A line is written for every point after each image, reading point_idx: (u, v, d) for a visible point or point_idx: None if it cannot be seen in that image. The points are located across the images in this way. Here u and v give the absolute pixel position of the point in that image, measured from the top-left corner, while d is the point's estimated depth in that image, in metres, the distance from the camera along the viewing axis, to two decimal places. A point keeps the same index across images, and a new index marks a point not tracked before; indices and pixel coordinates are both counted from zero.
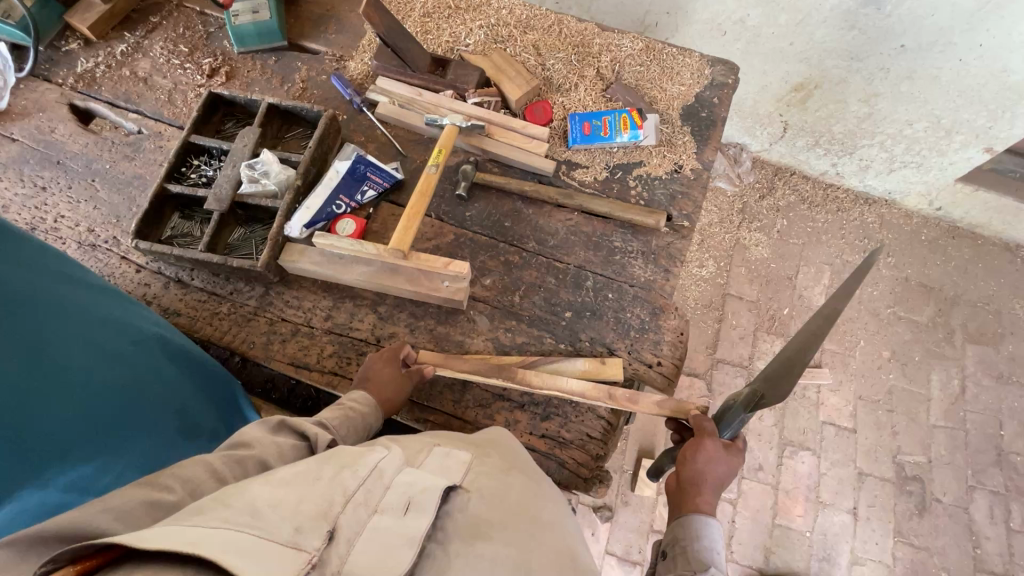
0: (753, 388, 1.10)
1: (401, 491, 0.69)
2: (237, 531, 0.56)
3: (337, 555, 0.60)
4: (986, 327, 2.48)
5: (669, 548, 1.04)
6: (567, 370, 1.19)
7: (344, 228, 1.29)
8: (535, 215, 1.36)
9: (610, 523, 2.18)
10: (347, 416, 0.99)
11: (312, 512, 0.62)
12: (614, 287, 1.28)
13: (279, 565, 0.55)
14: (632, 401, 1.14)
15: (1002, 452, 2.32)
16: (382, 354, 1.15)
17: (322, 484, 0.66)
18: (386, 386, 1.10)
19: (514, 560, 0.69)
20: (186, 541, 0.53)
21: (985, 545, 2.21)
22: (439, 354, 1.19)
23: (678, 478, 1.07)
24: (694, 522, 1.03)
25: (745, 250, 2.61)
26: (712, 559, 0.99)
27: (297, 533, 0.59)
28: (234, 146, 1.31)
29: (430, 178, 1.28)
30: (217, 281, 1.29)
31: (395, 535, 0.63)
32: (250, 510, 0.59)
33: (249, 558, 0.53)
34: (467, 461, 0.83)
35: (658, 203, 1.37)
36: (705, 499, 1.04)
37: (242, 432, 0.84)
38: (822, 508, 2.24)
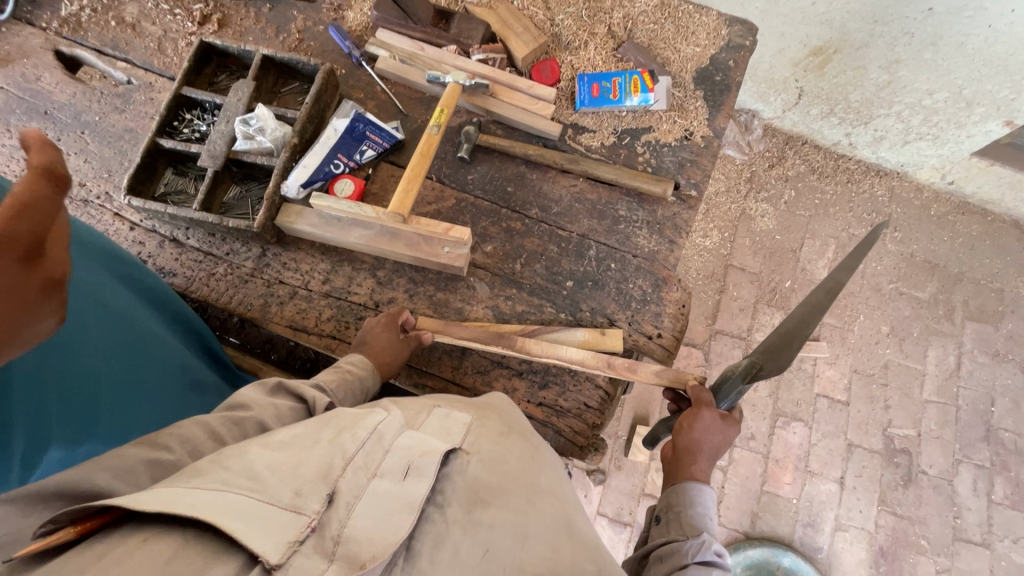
0: (751, 358, 1.08)
1: (401, 454, 0.68)
2: (236, 494, 0.57)
3: (336, 518, 0.60)
4: (987, 305, 2.48)
5: (663, 514, 1.05)
6: (567, 340, 1.18)
7: (343, 188, 1.25)
8: (539, 180, 1.33)
9: (603, 486, 2.23)
10: (344, 379, 0.99)
11: (311, 474, 0.62)
12: (617, 257, 1.26)
13: (279, 531, 0.55)
14: (631, 371, 1.13)
15: (990, 428, 2.36)
16: (381, 318, 1.14)
17: (321, 448, 0.66)
18: (384, 355, 1.09)
19: (513, 526, 0.70)
20: (182, 503, 0.53)
21: (966, 515, 2.27)
22: (439, 319, 1.18)
23: (675, 446, 1.07)
24: (689, 489, 1.03)
25: (751, 221, 2.57)
26: (706, 525, 1.00)
27: (297, 497, 0.60)
28: (227, 100, 1.25)
29: (431, 139, 1.24)
30: (212, 241, 1.26)
31: (394, 500, 0.63)
32: (249, 474, 0.59)
33: (248, 524, 0.54)
34: (467, 423, 0.82)
35: (666, 171, 1.33)
36: (700, 467, 1.06)
37: (241, 394, 0.84)
38: (811, 477, 2.29)
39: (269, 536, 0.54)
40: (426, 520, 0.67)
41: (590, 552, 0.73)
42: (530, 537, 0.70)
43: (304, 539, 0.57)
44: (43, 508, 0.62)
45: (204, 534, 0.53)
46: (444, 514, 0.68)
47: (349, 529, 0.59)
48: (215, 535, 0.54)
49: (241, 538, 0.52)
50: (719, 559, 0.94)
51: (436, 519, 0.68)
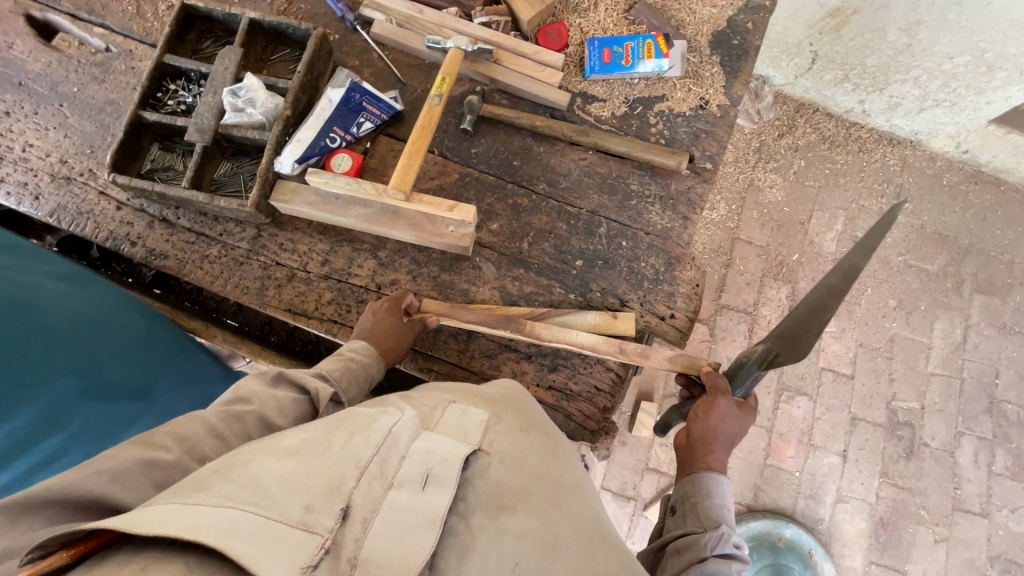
0: (768, 344, 1.05)
1: (419, 461, 0.66)
2: (242, 511, 0.53)
3: (352, 536, 0.58)
4: (996, 277, 2.44)
5: (678, 505, 1.03)
6: (577, 324, 1.14)
7: (340, 163, 1.18)
8: (546, 154, 1.26)
9: (607, 461, 2.24)
10: (347, 366, 0.95)
11: (322, 486, 0.59)
12: (629, 235, 1.21)
13: (289, 554, 0.52)
14: (643, 357, 1.11)
15: (994, 400, 2.36)
16: (382, 303, 1.09)
17: (333, 455, 0.62)
18: (389, 341, 1.05)
19: (541, 535, 0.66)
20: (182, 526, 0.50)
21: (966, 486, 2.29)
22: (445, 301, 1.14)
23: (689, 435, 1.06)
24: (705, 479, 1.01)
25: (759, 192, 2.50)
26: (723, 516, 0.98)
27: (307, 513, 0.56)
28: (214, 69, 1.17)
29: (432, 110, 1.17)
30: (205, 221, 1.19)
31: (413, 514, 0.61)
32: (256, 488, 0.56)
33: (254, 546, 0.50)
34: (485, 420, 0.80)
35: (680, 142, 1.26)
36: (716, 457, 1.04)
37: (241, 386, 0.81)
38: (813, 450, 2.30)
39: (278, 561, 0.50)
40: (449, 532, 0.65)
41: (620, 557, 0.70)
42: (560, 548, 0.66)
43: (317, 564, 0.53)
44: (34, 515, 0.59)
45: (207, 560, 0.51)
46: (468, 525, 0.66)
47: (366, 552, 0.57)
48: (221, 561, 0.52)
49: (247, 563, 0.48)
50: (737, 551, 0.94)
51: (460, 530, 0.65)
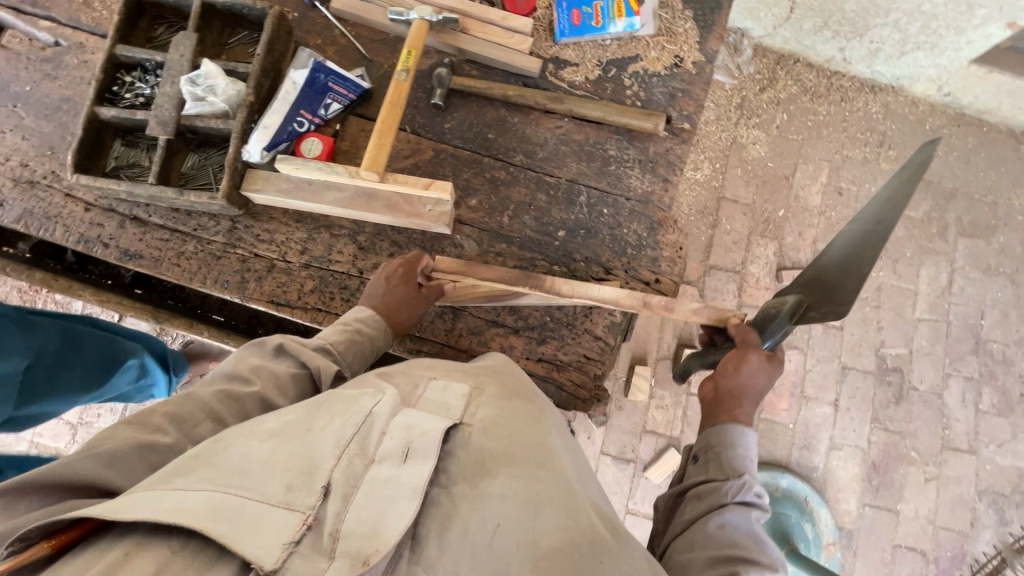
0: (799, 298, 1.06)
1: (399, 436, 0.69)
2: (221, 495, 0.60)
3: (333, 514, 0.62)
4: (980, 219, 2.46)
5: (701, 454, 1.05)
6: None
7: (311, 148, 1.15)
8: (521, 124, 1.23)
9: (605, 427, 2.28)
10: (353, 341, 0.96)
11: (301, 467, 0.64)
12: (609, 202, 1.20)
13: (269, 532, 0.58)
14: (667, 310, 1.05)
15: (980, 341, 2.40)
16: (397, 269, 1.07)
17: (313, 439, 0.67)
18: (398, 310, 1.04)
19: (524, 497, 0.68)
20: (165, 510, 0.56)
21: (954, 426, 2.35)
22: (459, 259, 1.10)
23: (716, 388, 1.07)
24: (730, 431, 1.03)
25: (742, 149, 2.48)
26: (746, 466, 1.00)
27: (288, 493, 0.62)
28: (169, 57, 1.12)
29: (400, 85, 1.13)
30: (177, 217, 1.17)
31: (393, 488, 0.65)
32: (234, 473, 0.62)
33: (233, 528, 0.57)
34: (466, 394, 0.82)
35: (657, 103, 1.24)
36: (743, 411, 1.06)
37: (244, 363, 0.85)
38: (806, 402, 2.35)
39: (260, 541, 0.57)
40: (431, 502, 0.68)
41: (602, 517, 0.73)
42: (543, 507, 0.68)
43: (299, 540, 0.59)
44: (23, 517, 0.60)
45: (189, 543, 0.57)
46: (450, 495, 0.69)
47: (347, 529, 0.61)
48: (203, 543, 0.58)
49: (229, 545, 0.55)
50: (757, 499, 0.96)
51: (442, 499, 0.68)
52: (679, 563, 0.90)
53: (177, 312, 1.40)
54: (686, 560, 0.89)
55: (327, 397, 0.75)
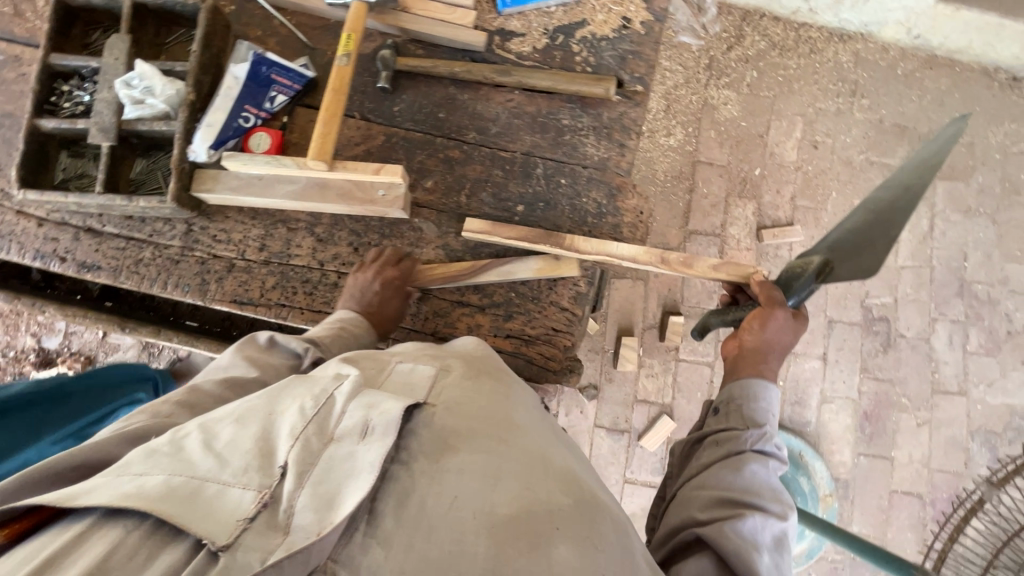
0: (824, 258, 1.10)
1: (358, 414, 0.67)
2: (179, 478, 0.59)
3: (287, 491, 0.60)
4: (958, 161, 2.45)
5: (721, 406, 1.04)
6: (518, 270, 1.13)
7: (259, 143, 1.15)
8: (471, 100, 1.22)
9: (597, 400, 2.29)
10: (340, 335, 0.98)
11: (259, 449, 0.63)
12: (566, 171, 1.19)
13: (225, 510, 0.57)
14: (684, 266, 1.16)
15: (964, 283, 2.40)
16: (391, 278, 1.07)
17: (275, 421, 0.67)
18: (387, 319, 1.07)
19: (483, 470, 0.68)
20: (121, 495, 0.56)
21: (943, 369, 2.37)
22: (488, 221, 1.15)
23: (740, 344, 1.09)
24: (754, 384, 1.03)
25: (713, 110, 2.45)
26: (767, 418, 0.99)
27: (244, 473, 0.60)
28: (103, 61, 1.10)
29: (342, 71, 1.11)
30: (131, 224, 1.15)
31: (351, 464, 0.62)
32: (194, 457, 0.62)
33: (186, 507, 0.57)
34: (433, 373, 0.82)
35: (607, 68, 1.22)
36: (770, 366, 1.06)
37: (241, 354, 0.91)
38: (795, 358, 2.35)
39: (215, 519, 0.56)
40: (389, 478, 0.66)
41: (566, 486, 0.72)
42: (501, 479, 0.68)
43: (255, 516, 0.57)
44: None
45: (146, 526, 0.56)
46: (410, 470, 0.67)
47: (301, 505, 0.59)
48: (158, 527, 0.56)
49: (181, 523, 0.55)
50: (776, 451, 0.97)
51: (401, 475, 0.66)
52: (683, 500, 0.92)
53: (149, 321, 1.40)
54: (694, 496, 0.91)
55: (290, 383, 0.74)
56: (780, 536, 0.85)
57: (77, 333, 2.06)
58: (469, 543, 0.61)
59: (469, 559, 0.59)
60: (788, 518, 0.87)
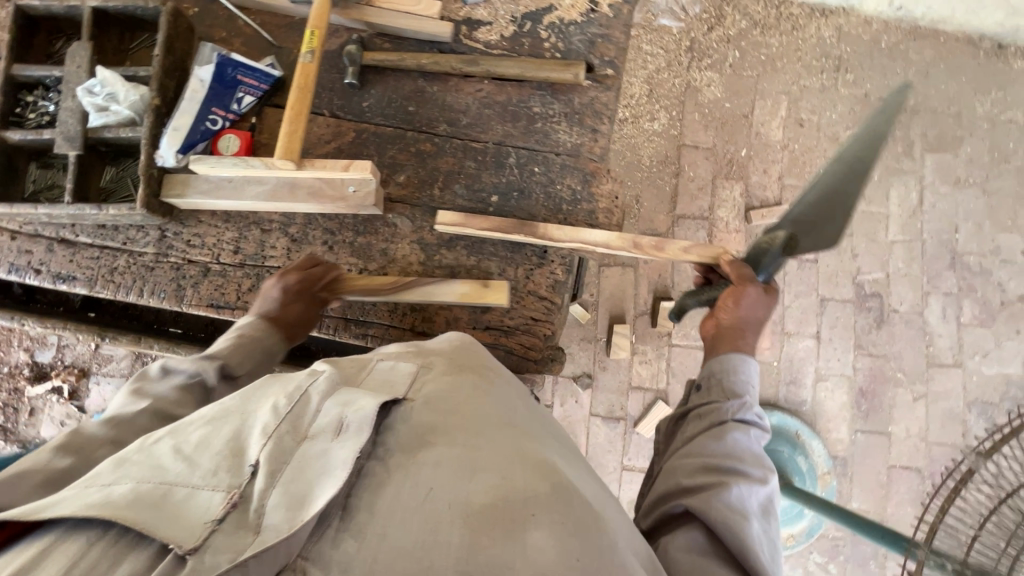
0: (787, 232, 1.07)
1: (333, 411, 0.63)
2: (148, 483, 0.54)
3: (258, 489, 0.55)
4: (945, 133, 2.42)
5: (702, 381, 1.02)
6: (441, 292, 1.09)
7: (228, 145, 1.13)
8: (441, 92, 1.20)
9: (591, 389, 2.29)
10: (239, 344, 0.92)
11: (230, 450, 0.58)
12: (539, 159, 1.18)
13: (194, 513, 0.52)
14: (658, 249, 1.15)
15: (956, 255, 2.39)
16: (295, 284, 1.03)
17: (249, 421, 0.62)
18: (294, 326, 1.03)
19: (459, 459, 0.65)
20: (86, 505, 0.51)
21: (938, 342, 2.36)
22: (459, 213, 1.13)
23: (718, 324, 1.06)
24: (733, 358, 1.01)
25: (696, 92, 2.43)
26: (747, 390, 0.97)
27: (213, 475, 0.56)
28: (66, 70, 1.09)
29: (307, 68, 1.10)
30: (105, 233, 1.15)
31: (323, 461, 0.58)
32: (163, 462, 0.57)
33: (151, 512, 0.51)
34: (413, 371, 0.81)
35: (576, 52, 1.20)
36: (747, 341, 1.05)
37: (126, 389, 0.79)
38: (788, 338, 2.35)
39: (183, 522, 0.51)
40: (366, 474, 0.63)
41: (548, 474, 0.68)
42: (478, 468, 0.64)
43: (224, 517, 0.52)
44: None
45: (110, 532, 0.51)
46: (385, 465, 0.64)
47: (273, 503, 0.54)
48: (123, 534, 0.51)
49: (148, 529, 0.49)
50: (757, 420, 0.95)
51: (377, 470, 0.63)
52: (670, 471, 0.90)
53: (132, 330, 1.39)
54: (679, 465, 0.90)
55: (264, 382, 0.70)
56: (767, 503, 0.84)
57: (66, 347, 1.91)
58: (443, 533, 0.56)
59: (443, 547, 0.55)
60: (770, 483, 0.86)
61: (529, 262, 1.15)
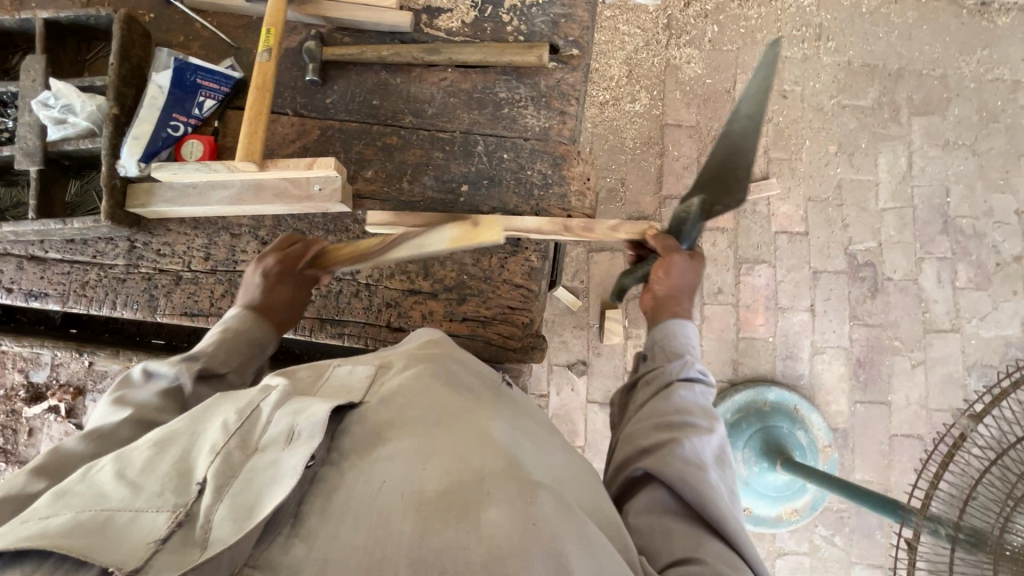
0: (701, 195, 1.04)
1: (283, 421, 0.62)
2: (89, 510, 0.52)
3: (205, 506, 0.53)
4: (932, 95, 2.38)
5: (647, 351, 1.05)
6: (429, 244, 0.88)
7: (192, 151, 1.11)
8: (404, 84, 1.18)
9: (587, 376, 2.28)
10: (224, 339, 0.91)
11: (177, 470, 0.57)
12: (508, 145, 1.16)
13: (137, 535, 0.50)
14: (588, 231, 1.09)
15: (949, 219, 2.36)
16: (277, 267, 1.01)
17: (200, 441, 0.60)
18: (283, 310, 1.01)
19: (415, 451, 0.62)
20: (20, 536, 0.49)
21: (934, 308, 2.33)
22: (390, 212, 1.10)
23: (653, 296, 1.08)
24: (671, 325, 1.04)
25: (677, 70, 2.40)
26: (688, 348, 1.03)
27: (158, 496, 0.54)
28: (20, 84, 1.07)
29: (264, 68, 1.07)
30: (74, 247, 1.14)
31: (272, 471, 0.56)
32: (106, 487, 0.55)
33: (90, 535, 0.49)
34: (372, 373, 0.79)
35: (540, 34, 1.18)
36: (682, 306, 1.07)
37: (110, 395, 0.79)
38: (782, 313, 2.33)
39: (123, 544, 0.49)
40: (319, 480, 0.60)
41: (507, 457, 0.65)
42: (432, 456, 0.62)
43: (168, 536, 0.50)
44: None
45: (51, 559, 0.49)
46: (339, 469, 0.61)
47: (219, 517, 0.52)
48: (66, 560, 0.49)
49: (84, 555, 0.47)
50: (701, 375, 1.00)
51: (330, 475, 0.61)
52: (628, 436, 0.94)
53: (114, 343, 1.38)
54: (636, 430, 0.94)
55: (215, 402, 0.69)
56: (719, 450, 0.90)
57: (62, 364, 1.55)
58: (395, 523, 0.54)
59: (393, 538, 0.52)
60: (718, 431, 0.91)
61: (503, 251, 1.14)
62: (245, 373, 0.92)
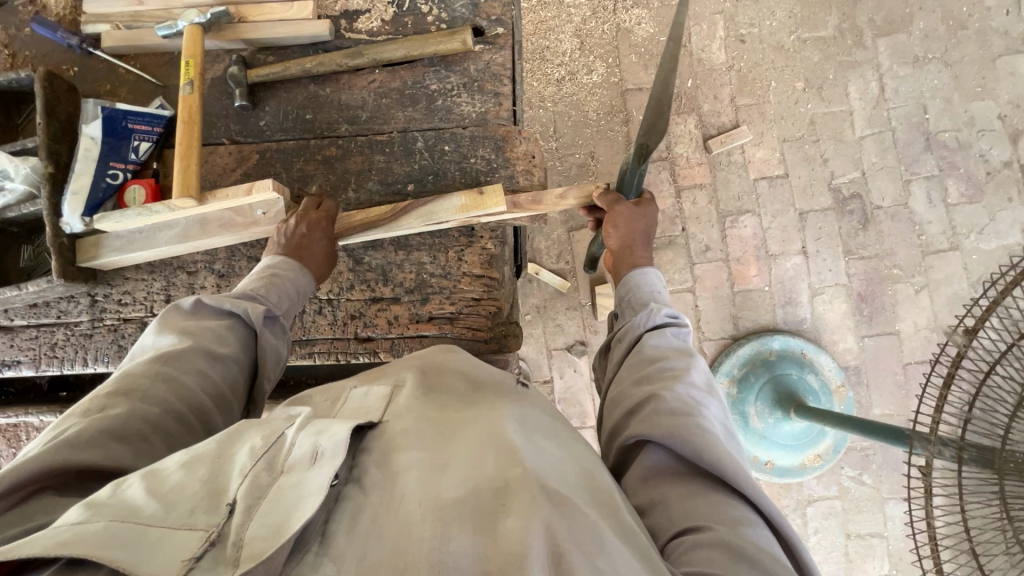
0: (638, 143, 1.14)
1: (308, 442, 0.59)
2: (122, 523, 0.49)
3: (236, 524, 0.51)
4: (893, 13, 2.31)
5: (619, 310, 1.12)
6: (441, 210, 1.06)
7: (134, 197, 1.10)
8: (334, 93, 1.17)
9: (588, 355, 2.25)
10: (272, 280, 0.97)
11: (209, 489, 0.54)
12: (448, 136, 1.14)
13: (169, 551, 0.48)
14: (536, 204, 1.08)
15: (930, 136, 2.29)
16: (317, 217, 1.03)
17: (230, 457, 0.58)
18: (320, 260, 1.04)
19: (432, 460, 0.61)
20: (60, 542, 0.46)
21: (929, 230, 2.27)
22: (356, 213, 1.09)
23: (612, 248, 1.18)
24: (633, 278, 1.13)
25: (628, 34, 2.35)
26: (656, 299, 1.09)
27: (191, 515, 0.52)
28: None
29: (189, 101, 1.06)
30: (38, 311, 1.14)
31: (298, 491, 0.54)
32: (137, 501, 0.52)
33: (125, 548, 0.47)
34: (389, 394, 0.78)
35: (462, 19, 1.15)
36: (639, 255, 1.17)
37: (168, 326, 0.85)
38: (774, 260, 2.28)
39: (157, 559, 0.47)
40: (343, 498, 0.58)
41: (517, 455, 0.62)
42: (448, 464, 0.61)
43: (201, 555, 0.49)
44: None
45: None
46: (361, 486, 0.59)
47: (252, 533, 0.50)
48: None
49: (123, 565, 0.45)
50: (671, 319, 1.04)
51: (354, 492, 0.58)
52: (614, 400, 0.95)
53: None
54: (620, 394, 0.94)
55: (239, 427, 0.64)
56: (708, 383, 0.92)
57: None
58: (416, 530, 0.53)
59: (415, 543, 0.51)
60: (696, 366, 0.94)
61: (459, 242, 1.13)
62: (291, 317, 0.98)
